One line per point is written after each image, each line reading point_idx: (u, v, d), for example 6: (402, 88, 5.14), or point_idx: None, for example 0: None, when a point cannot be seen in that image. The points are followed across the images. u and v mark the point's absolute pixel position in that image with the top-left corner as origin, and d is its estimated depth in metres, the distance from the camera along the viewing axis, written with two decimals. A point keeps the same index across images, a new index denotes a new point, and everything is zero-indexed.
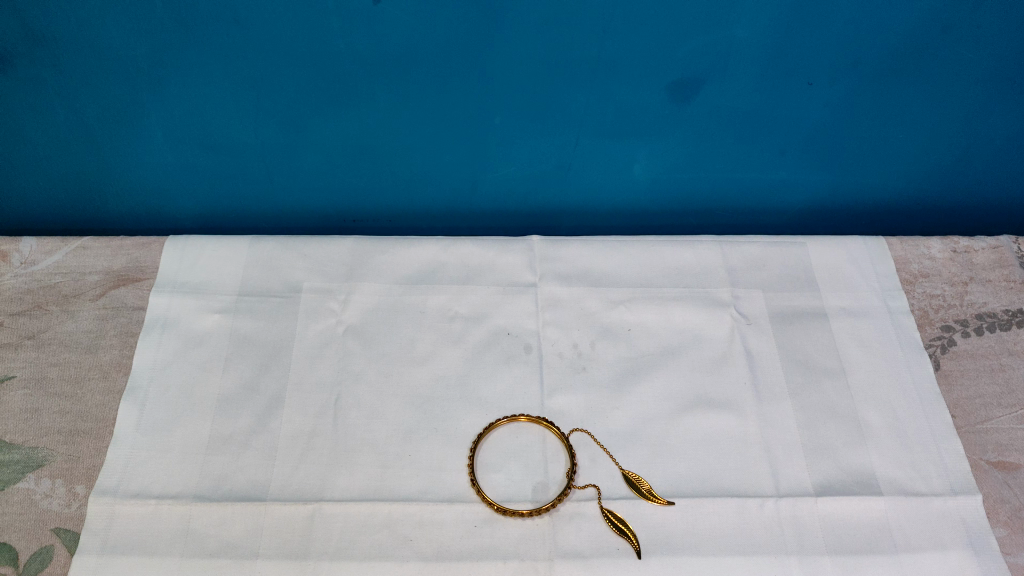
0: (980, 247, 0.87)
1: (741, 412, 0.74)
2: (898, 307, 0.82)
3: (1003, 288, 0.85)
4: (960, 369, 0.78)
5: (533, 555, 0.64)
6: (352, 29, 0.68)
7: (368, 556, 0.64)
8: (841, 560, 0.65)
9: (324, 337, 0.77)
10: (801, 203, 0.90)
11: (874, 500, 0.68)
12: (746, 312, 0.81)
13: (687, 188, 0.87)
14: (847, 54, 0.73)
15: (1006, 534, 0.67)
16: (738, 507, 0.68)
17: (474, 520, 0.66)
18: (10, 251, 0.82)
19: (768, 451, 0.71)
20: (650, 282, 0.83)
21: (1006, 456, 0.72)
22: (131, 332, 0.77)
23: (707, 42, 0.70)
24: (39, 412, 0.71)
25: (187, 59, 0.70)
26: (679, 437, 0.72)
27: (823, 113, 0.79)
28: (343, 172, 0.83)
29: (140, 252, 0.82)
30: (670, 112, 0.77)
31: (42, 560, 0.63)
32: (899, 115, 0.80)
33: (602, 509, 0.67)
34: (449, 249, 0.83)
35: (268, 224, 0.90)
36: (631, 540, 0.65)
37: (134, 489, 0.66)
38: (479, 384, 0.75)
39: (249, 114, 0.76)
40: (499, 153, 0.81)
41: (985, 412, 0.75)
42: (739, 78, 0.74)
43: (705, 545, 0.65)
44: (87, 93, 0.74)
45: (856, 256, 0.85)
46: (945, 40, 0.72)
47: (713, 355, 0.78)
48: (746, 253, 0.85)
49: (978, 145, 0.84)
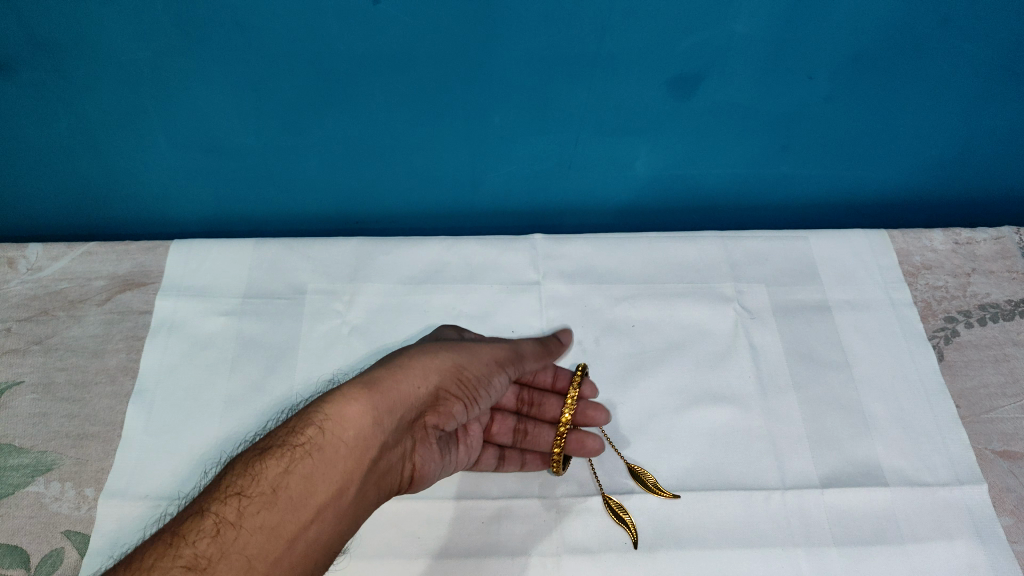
0: (982, 238, 0.87)
1: (746, 406, 0.74)
2: (901, 299, 0.82)
3: (1006, 279, 0.84)
4: (964, 360, 0.78)
5: (541, 551, 0.65)
6: (350, 30, 0.68)
7: (377, 554, 0.64)
8: (848, 551, 0.65)
9: (330, 338, 0.77)
10: (800, 196, 0.91)
11: (881, 490, 0.69)
12: (750, 307, 0.81)
13: (688, 184, 0.88)
14: (845, 48, 0.73)
15: (1013, 522, 0.67)
16: (744, 500, 0.68)
17: (481, 517, 0.66)
18: (16, 257, 0.83)
19: (774, 444, 0.72)
20: (653, 278, 0.83)
21: (1012, 445, 0.72)
22: (138, 336, 0.78)
23: (709, 38, 0.70)
24: (48, 416, 0.72)
25: (191, 64, 0.71)
26: (683, 431, 0.72)
27: (824, 107, 0.79)
28: (347, 175, 0.84)
29: (146, 257, 0.83)
30: (669, 109, 0.78)
31: (52, 562, 0.63)
32: (898, 107, 0.80)
33: (603, 496, 0.68)
34: (452, 249, 0.84)
35: (273, 227, 0.91)
36: (629, 530, 0.65)
37: (143, 491, 0.67)
38: None
39: (252, 118, 0.77)
40: (502, 153, 0.82)
41: (990, 402, 0.75)
42: (737, 73, 0.74)
43: (712, 539, 0.65)
44: (92, 100, 0.74)
45: (859, 250, 0.85)
46: (947, 32, 0.72)
47: (717, 350, 0.78)
48: (749, 247, 0.85)
49: (978, 138, 0.84)
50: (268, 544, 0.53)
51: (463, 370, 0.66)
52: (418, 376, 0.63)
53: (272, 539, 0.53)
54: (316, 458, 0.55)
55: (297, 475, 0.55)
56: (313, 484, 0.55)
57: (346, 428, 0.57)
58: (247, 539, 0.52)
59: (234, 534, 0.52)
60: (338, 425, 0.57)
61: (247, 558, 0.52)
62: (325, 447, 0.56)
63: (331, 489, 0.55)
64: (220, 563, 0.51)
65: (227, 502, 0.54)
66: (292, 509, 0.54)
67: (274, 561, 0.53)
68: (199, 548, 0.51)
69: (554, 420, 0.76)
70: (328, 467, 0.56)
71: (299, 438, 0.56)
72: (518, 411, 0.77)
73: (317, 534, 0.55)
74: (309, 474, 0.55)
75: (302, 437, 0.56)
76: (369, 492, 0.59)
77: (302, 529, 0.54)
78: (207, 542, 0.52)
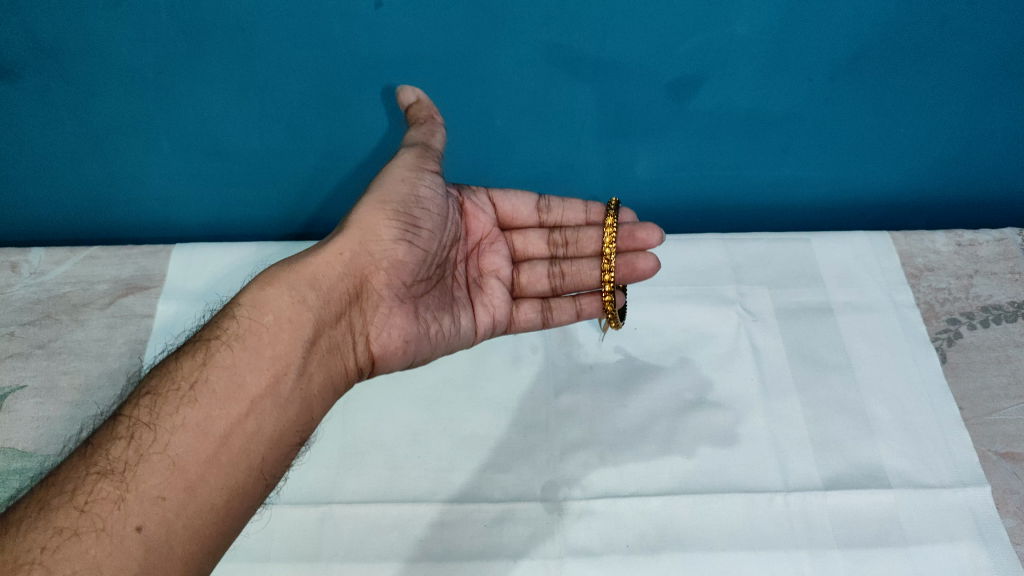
0: (985, 240, 0.87)
1: (749, 408, 0.74)
2: (904, 301, 0.82)
3: (1008, 280, 0.84)
4: (967, 362, 0.77)
5: (543, 554, 0.65)
6: (352, 34, 0.68)
7: (379, 557, 0.64)
8: (850, 553, 0.65)
9: None
10: (803, 199, 0.91)
11: (883, 492, 0.68)
12: (752, 309, 0.81)
13: (690, 187, 0.88)
14: (846, 50, 0.73)
15: (1017, 524, 0.67)
16: (747, 503, 0.68)
17: (483, 519, 0.66)
18: (19, 261, 0.83)
19: (777, 446, 0.71)
20: (655, 281, 0.83)
21: (1015, 447, 0.72)
22: (140, 339, 0.78)
23: (708, 39, 0.70)
24: (50, 420, 0.72)
25: (194, 69, 0.71)
26: (685, 434, 0.72)
27: (824, 109, 0.79)
28: (350, 179, 0.84)
29: (148, 260, 0.84)
30: (670, 111, 0.78)
31: None
32: (899, 108, 0.80)
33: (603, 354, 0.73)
34: None
35: (275, 231, 0.92)
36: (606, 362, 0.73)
37: None
38: (487, 386, 0.75)
39: (254, 122, 0.77)
40: (504, 156, 0.82)
41: (992, 404, 0.74)
42: (738, 75, 0.74)
43: (715, 541, 0.65)
44: (95, 106, 0.75)
45: (861, 253, 0.85)
46: (946, 32, 0.72)
47: (720, 352, 0.78)
48: (751, 250, 0.85)
49: (980, 139, 0.84)
50: (195, 441, 0.56)
51: (383, 225, 0.66)
52: (337, 244, 0.66)
53: (202, 436, 0.56)
54: (236, 349, 0.60)
55: (218, 368, 0.59)
56: (237, 375, 0.59)
57: (264, 313, 0.62)
58: (168, 438, 0.55)
59: (152, 435, 0.55)
60: (254, 311, 0.62)
61: (169, 457, 0.55)
62: (244, 336, 0.60)
63: (260, 375, 0.59)
64: (139, 464, 0.54)
65: (145, 407, 0.57)
66: (217, 402, 0.57)
67: (209, 457, 0.56)
68: (116, 455, 0.54)
69: (595, 252, 0.75)
70: (251, 352, 0.60)
71: (216, 335, 0.61)
72: (554, 254, 0.77)
73: (255, 430, 0.58)
74: (230, 365, 0.59)
75: (220, 332, 0.61)
76: (314, 371, 0.62)
77: (235, 424, 0.57)
78: (123, 447, 0.55)
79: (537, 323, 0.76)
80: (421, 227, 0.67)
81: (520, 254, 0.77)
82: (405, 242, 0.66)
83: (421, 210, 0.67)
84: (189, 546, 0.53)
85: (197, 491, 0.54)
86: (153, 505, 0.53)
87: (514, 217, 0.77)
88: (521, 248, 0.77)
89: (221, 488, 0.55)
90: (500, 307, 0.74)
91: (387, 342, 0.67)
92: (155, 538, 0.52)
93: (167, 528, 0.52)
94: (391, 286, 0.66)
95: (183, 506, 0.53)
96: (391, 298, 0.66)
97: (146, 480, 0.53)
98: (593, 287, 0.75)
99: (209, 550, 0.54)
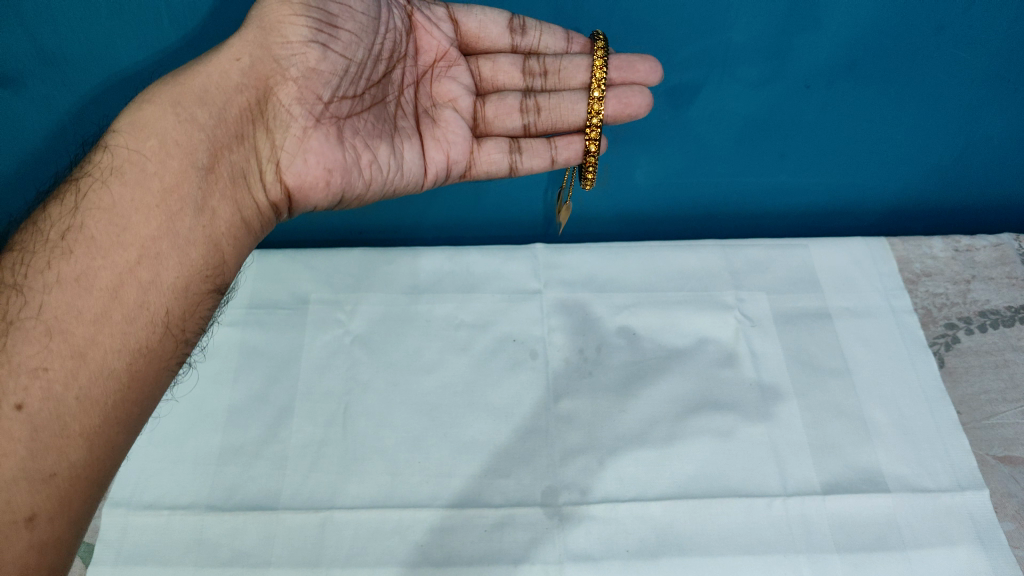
0: (982, 245, 0.88)
1: (748, 413, 0.74)
2: (901, 306, 0.82)
3: (1005, 285, 0.84)
4: (964, 366, 0.78)
5: (544, 559, 0.65)
6: None
7: (379, 562, 0.64)
8: (849, 557, 0.65)
9: (332, 347, 0.78)
10: (801, 206, 0.92)
11: (883, 497, 0.69)
12: (750, 314, 0.82)
13: (688, 195, 0.89)
14: (843, 58, 0.74)
15: (1015, 527, 0.67)
16: (747, 508, 0.68)
17: (484, 525, 0.67)
18: None
19: (776, 450, 0.72)
20: (653, 287, 0.83)
21: (1014, 450, 0.72)
22: None
23: (707, 46, 0.72)
24: None
25: None
26: (685, 439, 0.72)
27: (823, 115, 0.80)
28: None
29: None
30: (667, 117, 0.79)
31: None
32: (897, 114, 0.81)
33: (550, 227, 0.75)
34: (454, 259, 0.85)
35: (276, 239, 0.92)
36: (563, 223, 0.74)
37: (148, 500, 0.67)
38: (487, 392, 0.75)
39: None
40: None
41: (991, 408, 0.75)
42: (736, 82, 0.75)
43: (714, 546, 0.65)
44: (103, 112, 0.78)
45: (858, 257, 0.86)
46: (940, 38, 0.73)
47: (718, 356, 0.78)
48: (749, 256, 0.86)
49: (975, 145, 0.84)
50: (80, 295, 0.56)
51: (290, 26, 0.63)
52: (235, 50, 0.64)
53: (86, 289, 0.56)
54: (118, 187, 0.59)
55: (96, 211, 0.58)
56: (118, 216, 0.59)
57: (143, 141, 0.61)
58: (43, 296, 0.55)
59: (23, 298, 0.55)
60: (134, 140, 0.61)
61: (45, 323, 0.54)
62: (123, 171, 0.60)
63: (149, 213, 0.59)
64: (13, 329, 0.54)
65: (13, 271, 0.56)
66: (98, 247, 0.57)
67: (102, 312, 0.56)
68: None
69: (579, 83, 0.71)
70: (133, 186, 0.59)
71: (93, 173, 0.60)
72: (530, 86, 0.72)
73: (152, 278, 0.58)
74: (108, 205, 0.59)
75: (97, 170, 0.60)
76: (217, 206, 0.62)
77: (127, 271, 0.58)
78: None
79: (504, 166, 0.72)
80: (336, 27, 0.64)
81: (488, 82, 0.73)
82: (317, 45, 0.64)
83: (336, 6, 0.64)
84: (87, 419, 0.53)
85: (89, 355, 0.55)
86: (33, 376, 0.52)
87: (480, 36, 0.71)
88: (488, 75, 0.72)
89: (119, 350, 0.56)
90: (455, 142, 0.70)
91: (302, 169, 0.65)
92: (41, 416, 0.52)
93: (54, 404, 0.52)
94: (303, 102, 0.64)
95: (72, 373, 0.54)
96: (303, 116, 0.65)
97: (21, 351, 0.53)
98: (570, 123, 0.72)
99: (116, 422, 0.55)
